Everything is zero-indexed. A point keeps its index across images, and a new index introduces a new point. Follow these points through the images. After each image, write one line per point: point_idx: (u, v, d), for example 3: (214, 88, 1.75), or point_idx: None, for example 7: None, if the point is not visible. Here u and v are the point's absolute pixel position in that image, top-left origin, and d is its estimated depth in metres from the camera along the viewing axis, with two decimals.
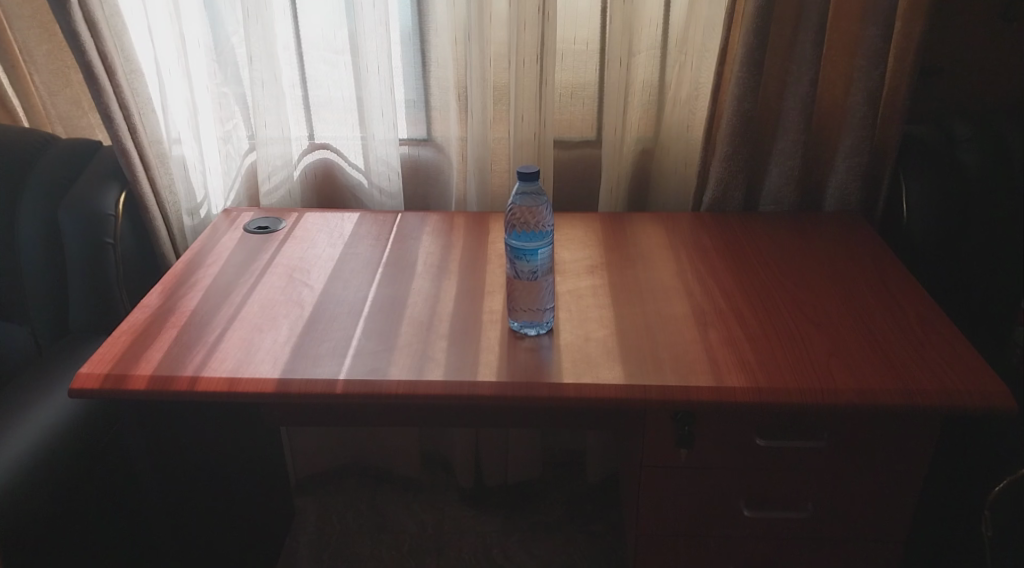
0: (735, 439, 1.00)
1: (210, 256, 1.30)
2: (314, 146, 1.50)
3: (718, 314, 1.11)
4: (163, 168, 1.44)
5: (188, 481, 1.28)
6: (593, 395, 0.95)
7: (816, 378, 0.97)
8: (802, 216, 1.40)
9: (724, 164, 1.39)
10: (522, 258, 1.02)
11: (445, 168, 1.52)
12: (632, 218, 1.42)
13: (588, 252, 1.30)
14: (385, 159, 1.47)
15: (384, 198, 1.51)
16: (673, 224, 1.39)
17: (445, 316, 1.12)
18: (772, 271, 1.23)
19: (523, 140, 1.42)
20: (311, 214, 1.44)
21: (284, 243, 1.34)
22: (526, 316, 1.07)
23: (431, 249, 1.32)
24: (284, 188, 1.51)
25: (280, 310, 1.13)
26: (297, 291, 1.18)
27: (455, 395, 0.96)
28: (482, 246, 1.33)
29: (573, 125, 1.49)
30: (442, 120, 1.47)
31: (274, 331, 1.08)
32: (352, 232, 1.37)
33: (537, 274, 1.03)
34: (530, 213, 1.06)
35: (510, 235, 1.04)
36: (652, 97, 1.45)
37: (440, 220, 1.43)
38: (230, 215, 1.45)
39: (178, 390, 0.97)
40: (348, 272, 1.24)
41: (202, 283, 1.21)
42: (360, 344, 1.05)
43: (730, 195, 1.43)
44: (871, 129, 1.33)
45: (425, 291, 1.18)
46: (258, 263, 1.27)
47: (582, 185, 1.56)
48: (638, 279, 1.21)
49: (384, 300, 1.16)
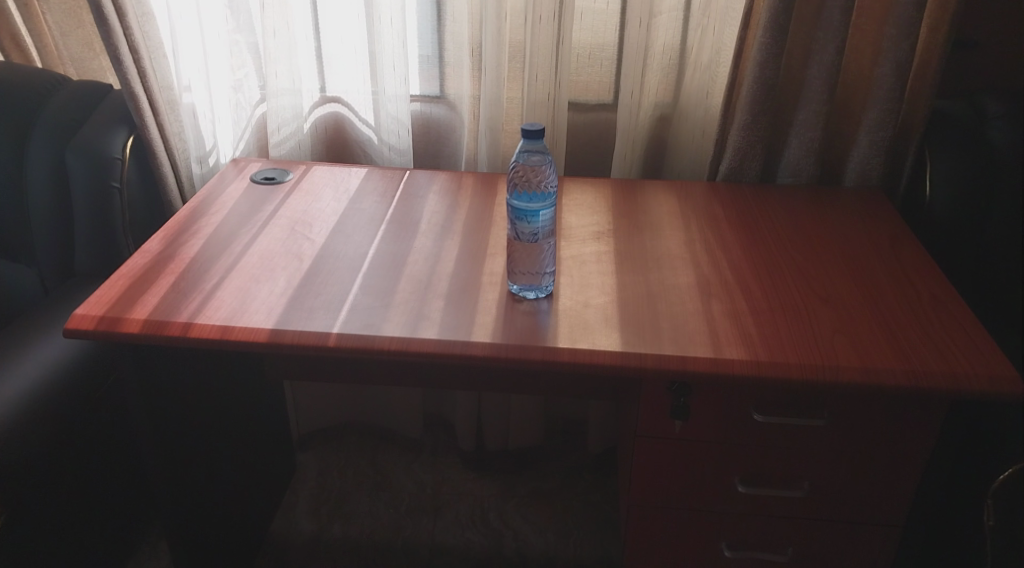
0: (731, 412, 0.98)
1: (214, 205, 1.29)
2: (324, 100, 1.48)
3: (723, 285, 1.08)
4: (172, 114, 1.42)
5: (195, 424, 1.30)
6: (588, 361, 0.94)
7: (818, 355, 0.94)
8: (818, 191, 1.36)
9: (742, 133, 1.35)
10: (523, 219, 0.99)
11: (457, 127, 1.49)
12: (643, 186, 1.39)
13: (595, 217, 1.27)
14: (395, 116, 1.44)
15: (393, 155, 1.49)
16: (685, 193, 1.36)
17: (445, 276, 1.10)
18: (784, 244, 1.19)
19: (537, 100, 1.39)
20: (319, 168, 1.43)
21: (289, 196, 1.33)
22: (524, 279, 1.05)
23: (436, 207, 1.30)
24: (294, 140, 1.49)
25: (278, 262, 1.12)
26: (297, 244, 1.17)
27: (446, 355, 0.95)
28: (489, 208, 1.31)
29: (590, 88, 1.45)
30: (455, 78, 1.43)
31: (272, 282, 1.07)
32: (358, 188, 1.36)
33: (537, 237, 1.00)
34: (535, 171, 1.02)
35: (511, 194, 1.01)
36: (672, 62, 1.40)
37: (449, 179, 1.41)
38: (239, 164, 1.45)
39: (171, 335, 0.96)
40: (350, 227, 1.22)
41: (204, 231, 1.20)
42: (357, 300, 1.04)
43: (747, 166, 1.39)
44: (897, 102, 1.29)
45: (427, 250, 1.17)
46: (262, 214, 1.26)
47: (597, 150, 1.52)
48: (645, 246, 1.18)
49: (384, 256, 1.15)
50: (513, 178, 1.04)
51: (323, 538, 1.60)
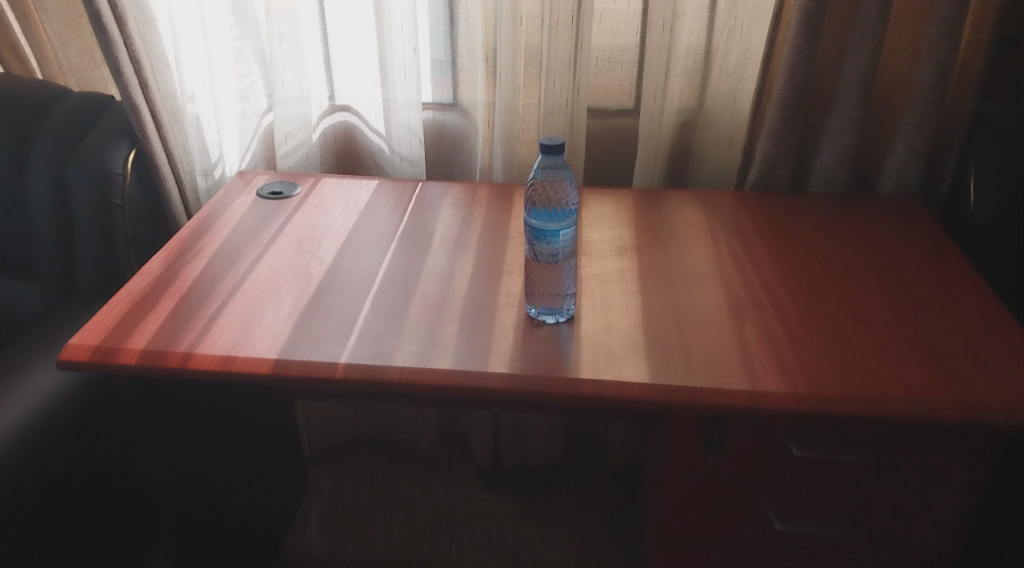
0: (766, 446, 0.91)
1: (219, 221, 1.24)
2: (333, 108, 1.43)
3: (755, 305, 1.01)
4: (176, 126, 1.37)
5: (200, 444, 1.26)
6: (614, 394, 0.87)
7: (861, 385, 0.87)
8: (852, 200, 1.29)
9: (772, 140, 1.28)
10: (542, 239, 0.92)
11: (471, 135, 1.42)
12: (666, 196, 1.32)
13: (617, 231, 1.21)
14: (407, 124, 1.38)
15: (404, 165, 1.43)
16: (711, 203, 1.29)
17: (458, 298, 1.04)
18: (819, 257, 1.12)
19: (555, 107, 1.33)
20: (328, 180, 1.38)
21: (296, 210, 1.27)
22: (546, 300, 0.99)
23: (450, 222, 1.24)
24: (302, 151, 1.43)
25: (283, 283, 1.06)
26: (304, 263, 1.12)
27: (461, 387, 0.89)
28: (505, 222, 1.25)
29: (610, 93, 1.38)
30: (469, 84, 1.37)
31: (276, 305, 1.01)
32: (369, 201, 1.30)
33: (557, 257, 0.94)
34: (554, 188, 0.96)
35: (529, 213, 0.94)
36: (696, 66, 1.33)
37: (463, 191, 1.34)
38: (245, 176, 1.39)
39: (171, 367, 0.91)
40: (360, 244, 1.17)
41: (207, 250, 1.15)
42: (366, 324, 0.98)
43: (776, 174, 1.32)
44: (938, 106, 1.21)
45: (440, 269, 1.11)
46: (267, 231, 1.21)
47: (617, 157, 1.46)
48: (670, 262, 1.11)
49: (395, 276, 1.09)
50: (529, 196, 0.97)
51: (336, 560, 1.55)
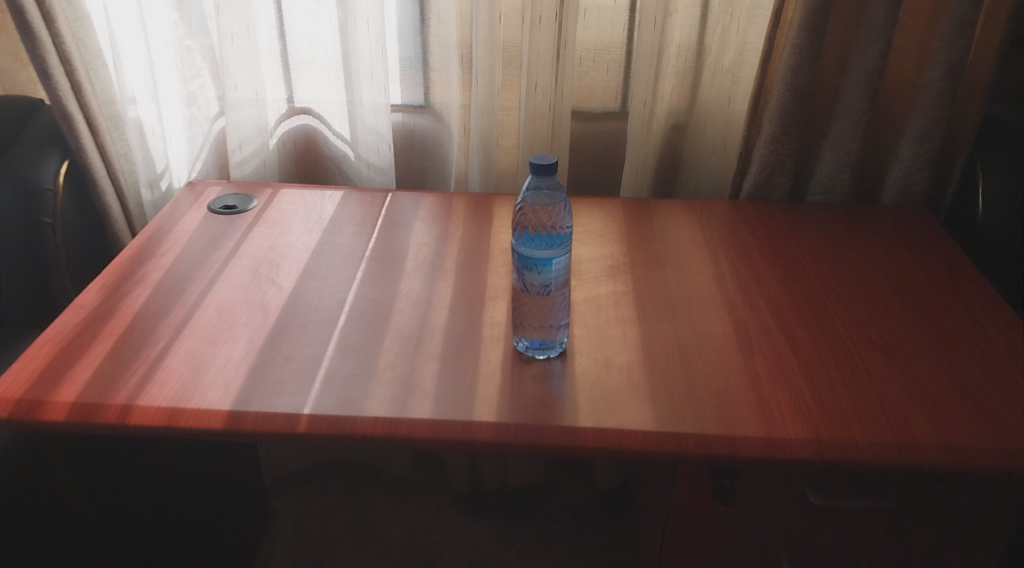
0: (783, 495, 0.82)
1: (166, 240, 1.11)
2: (293, 111, 1.30)
3: (764, 334, 0.92)
4: (116, 132, 1.22)
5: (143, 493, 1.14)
6: (617, 446, 0.77)
7: (889, 428, 0.78)
8: (855, 209, 1.21)
9: (770, 147, 1.19)
10: (533, 269, 0.82)
11: (444, 141, 1.31)
12: (658, 207, 1.22)
13: (607, 248, 1.11)
14: (374, 128, 1.26)
15: (372, 174, 1.31)
16: (706, 214, 1.20)
17: (436, 331, 0.93)
18: (828, 278, 1.03)
19: (536, 111, 1.22)
20: (287, 191, 1.25)
21: (252, 227, 1.15)
22: (535, 332, 0.88)
23: (424, 238, 1.13)
24: (258, 159, 1.30)
25: (238, 318, 0.95)
26: (261, 291, 1.00)
27: (443, 440, 0.78)
28: (485, 238, 1.14)
29: (594, 94, 1.27)
30: (442, 85, 1.26)
31: (230, 344, 0.90)
32: (333, 216, 1.18)
33: (550, 288, 0.83)
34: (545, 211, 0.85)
35: (517, 239, 0.84)
36: (688, 65, 1.24)
37: (438, 203, 1.23)
38: (195, 188, 1.26)
39: (107, 423, 0.79)
40: (324, 267, 1.05)
41: (151, 276, 1.02)
42: (333, 365, 0.87)
43: (774, 183, 1.23)
44: (946, 110, 1.14)
45: (415, 297, 0.99)
46: (220, 253, 1.08)
47: (602, 164, 1.35)
48: (669, 285, 1.02)
49: (364, 305, 0.97)
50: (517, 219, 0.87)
51: None
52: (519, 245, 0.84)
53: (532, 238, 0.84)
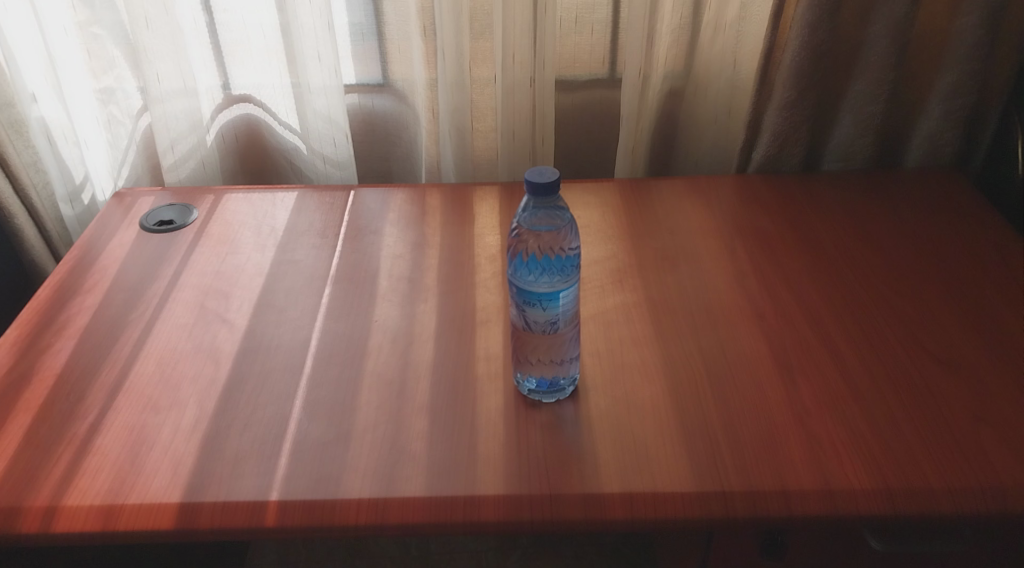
0: (841, 544, 0.71)
1: (93, 268, 0.94)
2: (231, 100, 1.11)
3: (803, 351, 0.79)
4: (21, 141, 1.02)
5: None
6: (653, 515, 0.64)
7: (968, 468, 0.66)
8: (877, 177, 1.08)
9: (782, 115, 1.05)
10: (535, 304, 0.67)
11: (410, 123, 1.15)
12: (657, 190, 1.08)
13: (608, 248, 0.96)
14: (327, 113, 1.08)
15: (329, 169, 1.13)
16: (713, 195, 1.06)
17: (422, 372, 0.79)
18: (862, 272, 0.91)
19: (514, 87, 1.05)
20: (232, 196, 1.08)
21: (194, 246, 0.98)
22: (540, 369, 0.74)
23: (397, 248, 0.98)
24: (195, 160, 1.12)
25: (183, 370, 0.79)
26: (209, 332, 0.84)
27: (443, 524, 0.65)
28: (467, 243, 0.99)
29: (579, 61, 1.11)
30: (402, 59, 1.08)
31: (176, 410, 0.75)
32: (288, 225, 1.01)
33: (557, 325, 0.69)
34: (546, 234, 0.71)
35: (514, 269, 0.69)
36: (684, 22, 1.07)
37: (407, 200, 1.07)
38: (123, 200, 1.08)
39: (28, 532, 0.65)
40: (283, 294, 0.89)
41: (77, 322, 0.86)
42: (302, 429, 0.73)
43: (786, 153, 1.09)
44: (982, 61, 1.00)
45: (393, 327, 0.85)
46: (159, 284, 0.91)
47: (590, 138, 1.19)
48: (682, 291, 0.89)
49: (334, 343, 0.83)
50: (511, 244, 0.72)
51: None
52: (517, 276, 0.69)
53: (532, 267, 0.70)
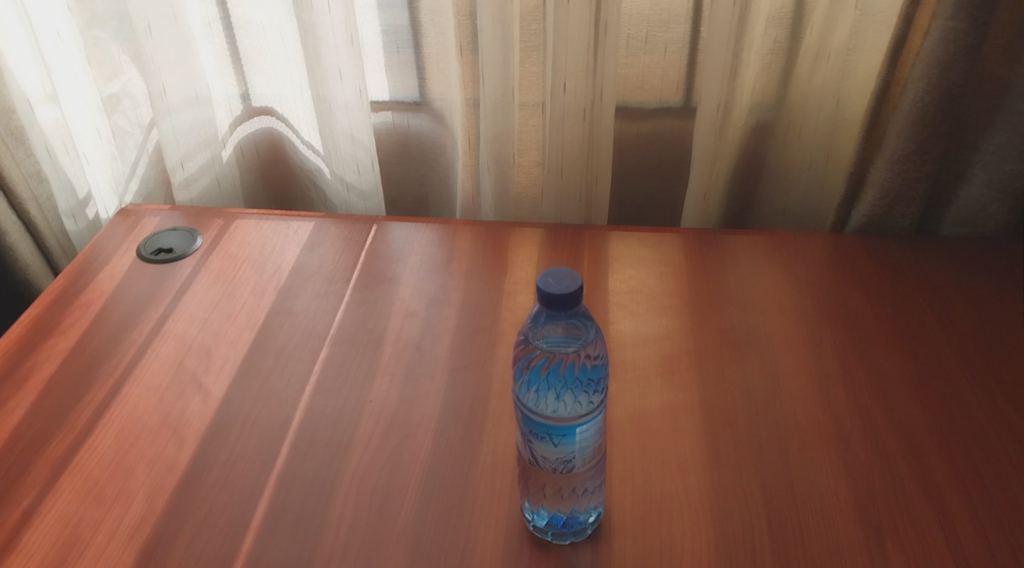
0: None
1: (75, 303, 0.84)
2: (251, 112, 1.00)
3: (899, 501, 0.63)
4: (21, 149, 0.94)
5: None
6: None
7: None
8: (1008, 248, 0.87)
9: (895, 169, 0.85)
10: (544, 440, 0.52)
11: (447, 146, 1.00)
12: (729, 250, 0.90)
13: (662, 324, 0.80)
14: (349, 132, 0.95)
15: (352, 197, 1.01)
16: (798, 264, 0.88)
17: (413, 484, 0.65)
18: (987, 389, 0.72)
19: (566, 115, 0.88)
20: (244, 221, 0.96)
21: (189, 284, 0.87)
22: (551, 503, 0.59)
23: (413, 303, 0.83)
24: (209, 177, 1.01)
25: (141, 450, 0.67)
26: (180, 401, 0.72)
27: None
28: (494, 303, 0.83)
29: (648, 85, 0.93)
30: (440, 74, 0.94)
31: (121, 501, 0.63)
32: (294, 265, 0.88)
33: (572, 464, 0.54)
34: (564, 342, 0.55)
35: (520, 391, 0.54)
36: (778, 45, 0.88)
37: (432, 241, 0.92)
38: (128, 217, 0.98)
39: None
40: (271, 357, 0.77)
41: (41, 372, 0.75)
42: (259, 551, 0.60)
43: (896, 214, 0.89)
44: None
45: (389, 414, 0.71)
46: (140, 329, 0.80)
47: (657, 173, 1.01)
48: (748, 398, 0.72)
49: (318, 428, 0.70)
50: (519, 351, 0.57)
51: None
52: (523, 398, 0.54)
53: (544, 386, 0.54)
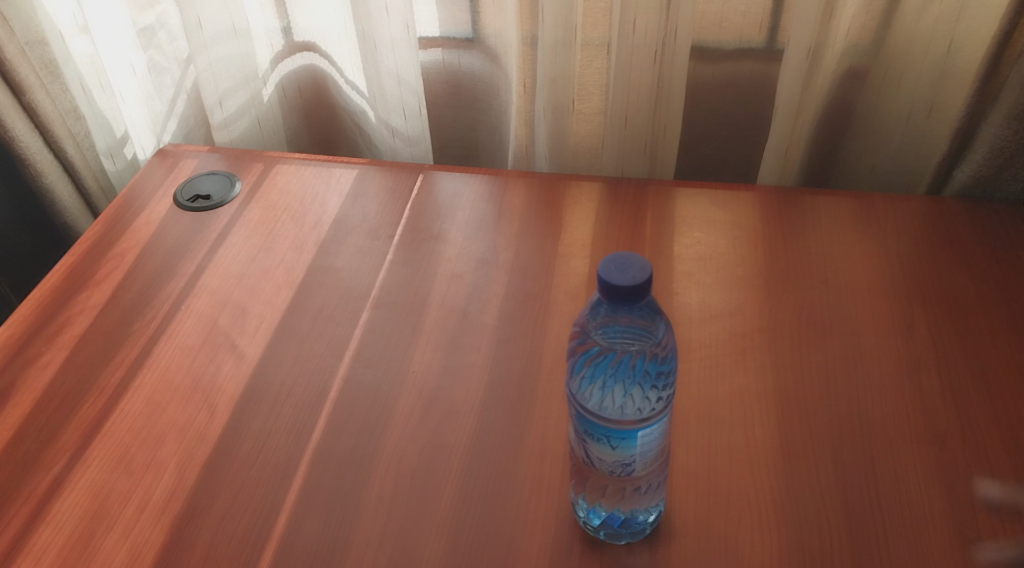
0: None
1: (110, 253, 0.80)
2: (292, 48, 0.93)
3: (1000, 515, 0.56)
4: (55, 83, 0.90)
5: None
6: None
7: None
8: None
9: (1012, 128, 0.74)
10: (600, 441, 0.46)
11: (501, 88, 0.92)
12: (810, 215, 0.81)
13: (732, 296, 0.72)
14: (395, 72, 0.87)
15: (398, 142, 0.94)
16: (888, 235, 0.78)
17: (454, 469, 0.60)
18: None
19: (634, 58, 0.79)
20: (285, 166, 0.90)
21: (226, 234, 0.82)
22: (611, 502, 0.53)
23: (460, 263, 0.78)
24: (248, 117, 0.95)
25: (171, 417, 0.64)
26: (213, 363, 0.69)
27: None
28: (546, 266, 0.77)
29: (728, 23, 0.82)
30: (495, 9, 0.85)
31: (152, 472, 0.61)
32: (335, 217, 0.83)
33: (631, 467, 0.48)
34: (626, 334, 0.48)
35: (576, 388, 0.48)
36: None
37: (481, 194, 0.86)
38: (166, 158, 0.93)
39: None
40: (310, 318, 0.72)
41: (74, 327, 0.72)
42: (291, 534, 0.57)
43: (1008, 177, 0.78)
44: None
45: (431, 388, 0.66)
46: (175, 284, 0.77)
47: (731, 122, 0.92)
48: (828, 386, 0.64)
49: (357, 400, 0.65)
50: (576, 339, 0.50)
51: None
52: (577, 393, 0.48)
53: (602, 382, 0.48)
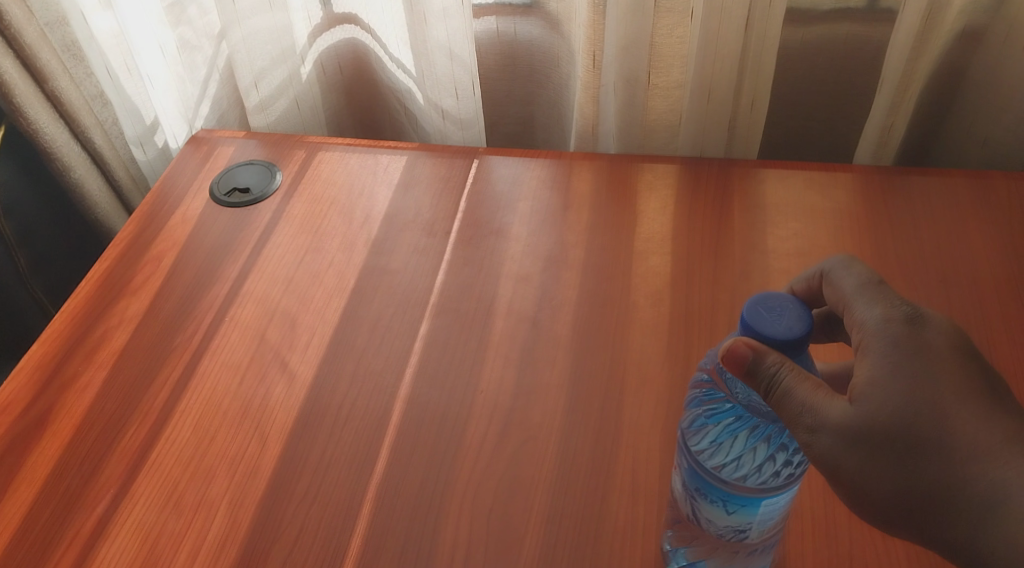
0: None
1: (145, 257, 0.74)
2: (333, 21, 0.86)
3: None
4: (79, 67, 0.85)
5: None
6: None
7: None
8: None
9: None
10: (716, 504, 0.42)
11: (562, 58, 0.83)
12: (903, 201, 0.71)
13: None
14: (447, 46, 0.79)
15: (450, 126, 0.86)
16: (968, 218, 0.69)
17: (535, 510, 0.54)
18: None
19: (721, 23, 0.70)
20: (328, 153, 0.83)
21: (270, 233, 0.75)
22: (720, 560, 0.47)
23: (526, 263, 0.70)
24: (286, 98, 0.87)
25: (221, 447, 0.59)
26: (263, 384, 0.62)
27: None
28: (622, 265, 0.69)
29: None
30: None
31: (204, 512, 0.55)
32: (386, 211, 0.76)
33: (744, 533, 0.43)
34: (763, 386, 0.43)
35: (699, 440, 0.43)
36: None
37: (544, 180, 0.77)
38: (200, 146, 0.86)
39: None
40: (366, 330, 0.66)
41: (111, 344, 0.66)
42: None
43: None
44: None
45: (505, 411, 0.59)
46: (216, 291, 0.70)
47: (821, 90, 0.82)
48: None
49: (423, 426, 0.59)
50: (702, 386, 0.46)
51: None
52: (702, 445, 0.43)
53: (740, 436, 0.42)
